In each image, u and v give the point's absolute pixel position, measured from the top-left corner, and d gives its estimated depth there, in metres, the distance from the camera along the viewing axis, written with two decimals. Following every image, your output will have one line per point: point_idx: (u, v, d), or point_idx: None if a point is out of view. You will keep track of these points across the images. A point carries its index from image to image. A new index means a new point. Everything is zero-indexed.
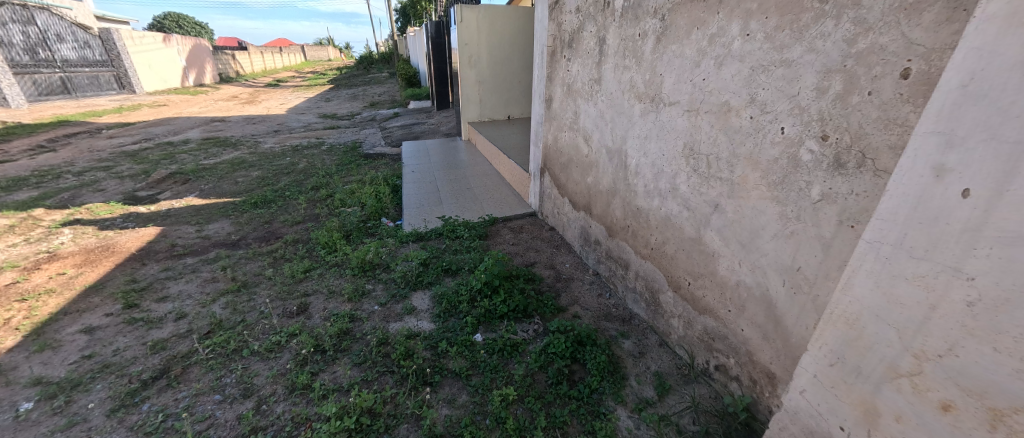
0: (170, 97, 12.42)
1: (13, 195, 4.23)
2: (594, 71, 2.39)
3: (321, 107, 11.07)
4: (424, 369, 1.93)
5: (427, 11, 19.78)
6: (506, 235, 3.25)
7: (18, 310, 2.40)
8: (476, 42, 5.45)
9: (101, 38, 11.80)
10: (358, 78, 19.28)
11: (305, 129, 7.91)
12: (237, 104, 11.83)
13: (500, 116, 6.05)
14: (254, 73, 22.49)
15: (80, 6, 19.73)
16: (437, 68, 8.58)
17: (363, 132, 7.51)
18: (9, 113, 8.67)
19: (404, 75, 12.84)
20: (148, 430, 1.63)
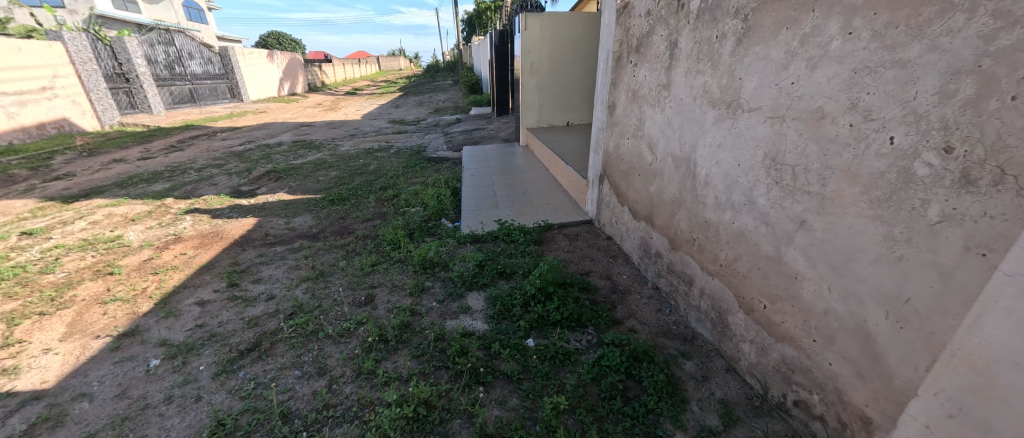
0: (269, 105, 14.07)
1: (151, 186, 5.06)
2: (663, 77, 2.30)
3: (392, 113, 11.87)
4: (478, 368, 1.97)
5: (491, 20, 20.42)
6: (561, 241, 3.22)
7: (152, 281, 2.86)
8: (540, 50, 5.47)
9: (220, 55, 13.74)
10: (426, 86, 20.44)
11: (377, 134, 8.51)
12: (321, 110, 13.07)
13: (559, 121, 6.04)
14: (337, 82, 24.83)
15: (206, 29, 23.27)
16: (499, 76, 8.79)
17: (428, 137, 7.90)
18: (152, 118, 10.41)
19: (467, 82, 13.36)
20: (243, 395, 1.85)
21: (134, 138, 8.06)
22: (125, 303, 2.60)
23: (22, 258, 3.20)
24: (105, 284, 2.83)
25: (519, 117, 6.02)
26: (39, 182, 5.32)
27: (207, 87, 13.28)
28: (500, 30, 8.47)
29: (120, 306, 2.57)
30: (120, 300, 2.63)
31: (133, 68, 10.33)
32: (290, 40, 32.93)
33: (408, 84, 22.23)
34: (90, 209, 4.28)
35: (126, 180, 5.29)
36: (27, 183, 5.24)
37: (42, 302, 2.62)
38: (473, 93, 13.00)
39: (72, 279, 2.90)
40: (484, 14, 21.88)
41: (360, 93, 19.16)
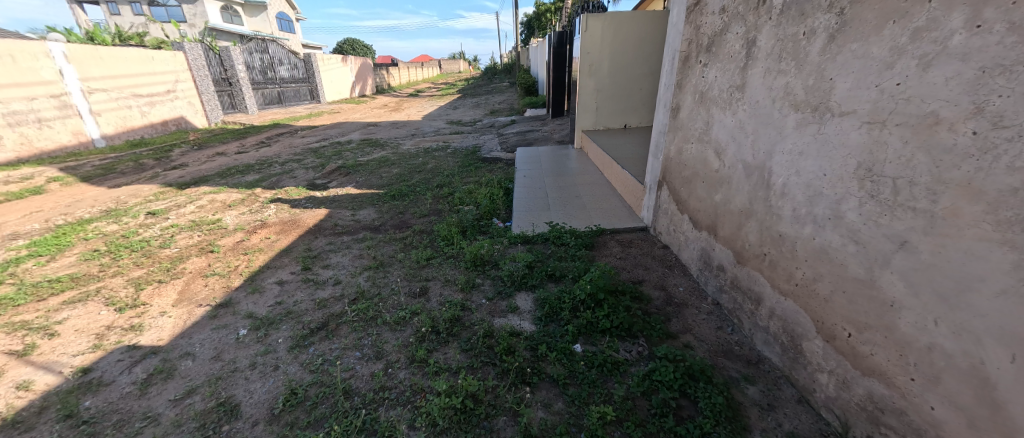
0: (340, 106, 15.20)
1: (244, 177, 5.69)
2: (736, 77, 2.14)
3: (451, 115, 12.29)
4: (524, 368, 1.98)
5: (550, 22, 20.42)
6: (614, 248, 3.12)
7: (242, 260, 3.22)
8: (601, 50, 5.35)
9: (304, 60, 15.13)
10: (484, 87, 20.95)
11: (435, 134, 8.84)
12: (387, 111, 13.91)
13: (616, 124, 5.87)
14: (402, 85, 26.25)
15: (293, 38, 25.78)
16: (555, 78, 8.74)
17: (484, 138, 8.07)
18: (247, 117, 11.72)
19: (524, 84, 13.46)
20: (312, 368, 2.03)
21: (232, 134, 9.12)
22: (221, 278, 2.96)
23: (147, 233, 3.77)
24: (207, 260, 3.24)
25: (574, 119, 5.94)
26: (160, 170, 6.22)
27: (292, 90, 14.69)
28: (559, 31, 8.42)
29: (218, 280, 2.94)
30: (218, 275, 3.00)
31: (235, 73, 11.72)
32: (363, 46, 35.39)
33: (467, 86, 22.88)
34: (198, 194, 4.92)
35: (225, 171, 6.00)
36: (152, 171, 6.15)
37: (160, 272, 3.07)
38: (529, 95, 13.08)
39: (183, 254, 3.36)
40: (543, 16, 21.95)
41: (421, 95, 20.03)
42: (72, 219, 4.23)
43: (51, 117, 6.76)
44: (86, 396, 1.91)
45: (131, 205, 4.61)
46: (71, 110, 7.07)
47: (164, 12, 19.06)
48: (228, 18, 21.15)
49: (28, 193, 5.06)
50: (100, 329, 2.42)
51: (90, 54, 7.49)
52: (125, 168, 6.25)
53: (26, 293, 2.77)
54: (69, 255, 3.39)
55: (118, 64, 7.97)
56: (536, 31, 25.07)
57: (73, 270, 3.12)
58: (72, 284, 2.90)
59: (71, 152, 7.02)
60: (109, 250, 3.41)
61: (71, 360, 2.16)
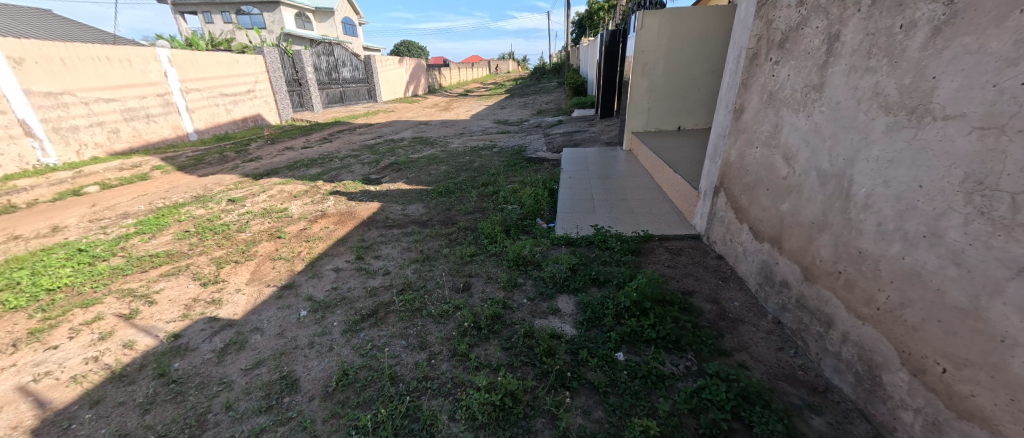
0: (395, 105, 15.87)
1: (308, 170, 6.11)
2: (813, 76, 1.95)
3: (498, 114, 12.39)
4: (565, 371, 1.93)
5: (602, 20, 19.90)
6: (662, 255, 2.97)
7: (305, 246, 3.46)
8: (657, 48, 5.11)
9: (364, 62, 15.97)
10: (532, 87, 20.92)
11: (482, 134, 8.96)
12: (438, 110, 14.32)
13: (669, 126, 5.61)
14: (452, 85, 26.94)
15: (355, 41, 27.36)
16: (606, 77, 8.51)
17: (530, 138, 8.05)
18: (312, 115, 12.59)
19: (573, 84, 13.26)
20: (362, 352, 2.13)
21: (300, 131, 9.84)
22: (286, 262, 3.19)
23: (228, 218, 4.17)
24: (275, 245, 3.52)
25: (625, 120, 5.75)
26: (239, 162, 6.85)
27: (353, 90, 15.56)
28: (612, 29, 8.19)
29: (284, 264, 3.17)
30: (284, 259, 3.25)
31: (304, 74, 12.63)
32: (417, 48, 36.82)
33: (516, 86, 22.97)
34: (269, 185, 5.35)
35: (293, 164, 6.48)
36: (233, 163, 6.79)
37: (237, 253, 3.37)
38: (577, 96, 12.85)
39: (255, 238, 3.67)
40: (595, 14, 21.46)
41: (470, 95, 20.41)
42: (169, 202, 4.78)
43: (156, 113, 7.69)
44: (175, 358, 2.14)
45: (216, 192, 5.12)
46: (172, 107, 8.01)
47: (248, 20, 20.97)
48: (301, 23, 22.82)
49: (136, 179, 5.78)
50: (188, 300, 2.70)
51: (190, 59, 8.44)
52: (212, 159, 6.96)
53: (133, 264, 3.17)
54: (166, 234, 3.83)
55: (210, 67, 8.90)
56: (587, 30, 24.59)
57: (169, 247, 3.52)
58: (168, 259, 3.28)
59: (170, 144, 7.94)
60: (197, 231, 3.81)
61: (165, 325, 2.43)
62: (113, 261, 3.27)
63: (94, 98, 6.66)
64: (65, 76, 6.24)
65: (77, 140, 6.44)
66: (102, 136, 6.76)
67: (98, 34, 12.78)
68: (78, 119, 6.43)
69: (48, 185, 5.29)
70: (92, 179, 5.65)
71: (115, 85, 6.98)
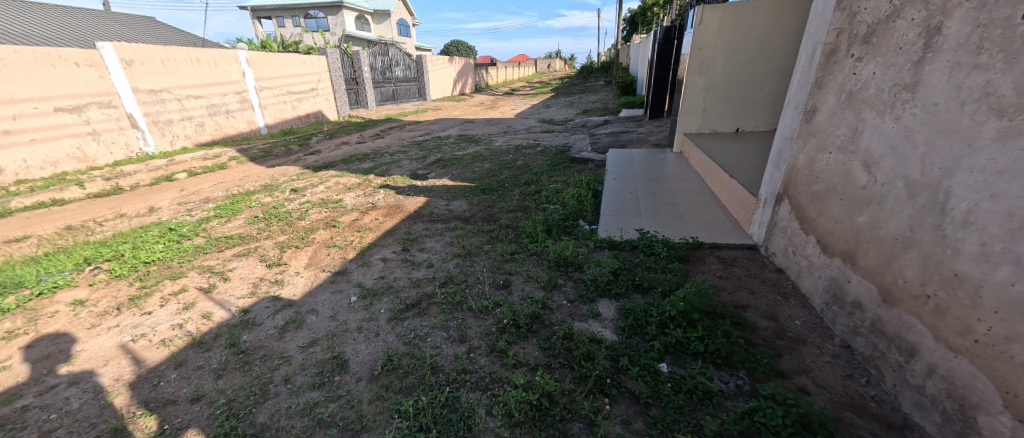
0: (443, 104, 16.32)
1: (361, 164, 6.45)
2: (905, 74, 1.74)
3: (543, 113, 12.34)
4: (604, 377, 1.89)
5: (656, 17, 19.13)
6: (713, 264, 2.81)
7: (356, 236, 3.66)
8: (716, 45, 4.84)
9: (416, 62, 16.56)
10: (579, 86, 20.59)
11: (526, 133, 8.95)
12: (484, 109, 14.53)
13: (726, 128, 5.27)
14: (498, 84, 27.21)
15: (408, 42, 28.43)
16: (659, 76, 8.18)
17: (573, 138, 7.92)
18: (367, 112, 13.27)
19: (621, 83, 12.88)
20: (406, 340, 2.21)
21: (356, 127, 10.43)
22: (339, 250, 3.40)
23: (291, 206, 4.51)
24: (331, 233, 3.75)
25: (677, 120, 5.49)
26: (302, 155, 7.39)
27: (405, 89, 16.19)
28: (667, 25, 7.85)
29: (337, 251, 3.38)
30: (338, 247, 3.46)
31: (361, 74, 13.35)
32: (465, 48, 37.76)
33: (561, 85, 22.73)
34: (326, 177, 5.72)
35: (348, 158, 6.88)
36: (296, 155, 7.33)
37: (297, 239, 3.64)
38: (624, 95, 12.46)
39: (313, 226, 3.94)
40: (648, 11, 20.67)
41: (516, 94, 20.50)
42: (242, 190, 5.26)
43: (234, 108, 8.50)
44: (244, 331, 2.35)
45: (281, 182, 5.56)
46: (248, 104, 8.81)
47: (314, 23, 22.60)
48: (360, 26, 24.09)
49: (216, 168, 6.42)
50: (256, 279, 2.97)
51: (266, 59, 9.23)
52: (279, 152, 7.57)
53: (212, 244, 3.53)
54: (239, 218, 4.22)
55: (281, 66, 9.67)
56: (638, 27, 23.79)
57: (241, 230, 3.87)
58: (240, 241, 3.61)
59: (245, 137, 8.73)
60: (265, 217, 4.16)
61: (236, 300, 2.69)
62: (196, 240, 3.66)
63: (186, 95, 7.48)
64: (163, 76, 7.07)
65: (171, 132, 7.26)
66: (191, 129, 7.59)
67: (190, 38, 14.34)
68: (173, 114, 7.26)
69: (147, 171, 6.02)
70: (181, 167, 6.35)
71: (202, 84, 7.80)
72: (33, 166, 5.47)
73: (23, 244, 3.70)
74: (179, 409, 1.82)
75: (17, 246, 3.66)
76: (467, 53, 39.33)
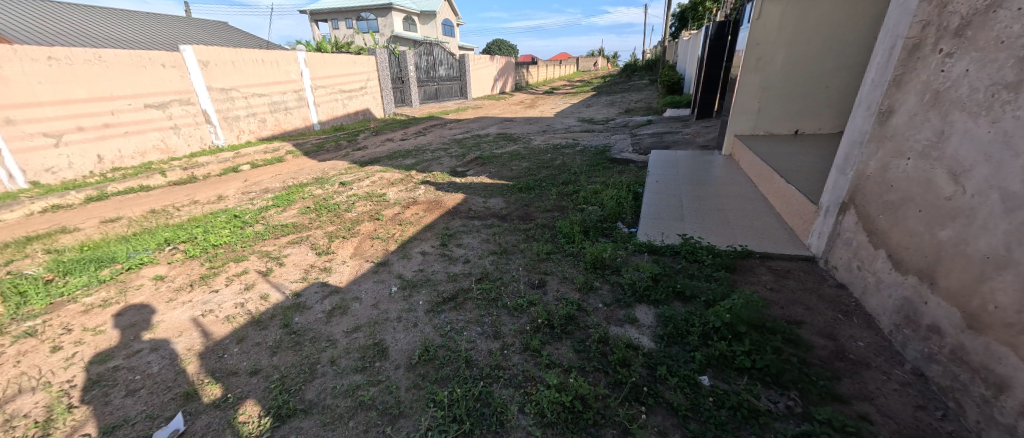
0: (483, 102, 16.51)
1: (403, 160, 6.67)
2: (1008, 72, 1.54)
3: (584, 113, 12.15)
4: (640, 385, 1.83)
5: (707, 13, 18.23)
6: (763, 274, 2.63)
7: (397, 229, 3.80)
8: (776, 41, 4.55)
9: (460, 61, 16.86)
10: (622, 85, 20.07)
11: (566, 132, 8.85)
12: (524, 108, 14.56)
13: (784, 130, 4.90)
14: (539, 83, 27.12)
15: (453, 41, 29.03)
16: (710, 74, 7.79)
17: (614, 138, 7.73)
18: (411, 110, 13.72)
19: (667, 82, 12.40)
20: (442, 332, 2.27)
21: (400, 124, 10.81)
22: (381, 241, 3.54)
23: (339, 199, 4.76)
24: (374, 225, 3.92)
25: (728, 121, 5.21)
26: (350, 150, 7.78)
27: (447, 87, 16.55)
28: (720, 20, 7.45)
29: (380, 243, 3.53)
30: (380, 239, 3.60)
31: (407, 73, 13.80)
32: (508, 47, 37.99)
33: (604, 84, 22.27)
34: (371, 171, 5.98)
35: (392, 154, 7.14)
36: (345, 151, 7.73)
37: (344, 230, 3.84)
38: (669, 94, 11.98)
39: (358, 218, 4.13)
40: (698, 6, 19.72)
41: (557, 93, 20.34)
42: (296, 182, 5.62)
43: (292, 106, 9.11)
44: (296, 313, 2.52)
45: (330, 175, 5.88)
46: (304, 101, 9.40)
47: (365, 25, 23.68)
48: (408, 27, 24.91)
49: (275, 161, 6.92)
50: (307, 265, 3.17)
51: (323, 59, 9.78)
52: (330, 147, 8.03)
53: (269, 231, 3.80)
54: (293, 208, 4.52)
55: (335, 66, 10.22)
56: (687, 23, 22.78)
57: (295, 220, 4.14)
58: (294, 229, 3.87)
59: (301, 132, 9.33)
60: (316, 208, 4.43)
61: (290, 284, 2.88)
62: (256, 227, 3.96)
63: (251, 93, 8.10)
64: (233, 75, 7.71)
65: (238, 127, 7.91)
66: (255, 125, 8.21)
67: (256, 41, 15.48)
68: (240, 111, 7.90)
69: (217, 163, 6.59)
70: (245, 159, 6.89)
71: (266, 83, 8.42)
72: (127, 155, 6.18)
73: (115, 224, 4.18)
74: (240, 380, 1.99)
75: (111, 226, 4.15)
76: (508, 52, 39.46)
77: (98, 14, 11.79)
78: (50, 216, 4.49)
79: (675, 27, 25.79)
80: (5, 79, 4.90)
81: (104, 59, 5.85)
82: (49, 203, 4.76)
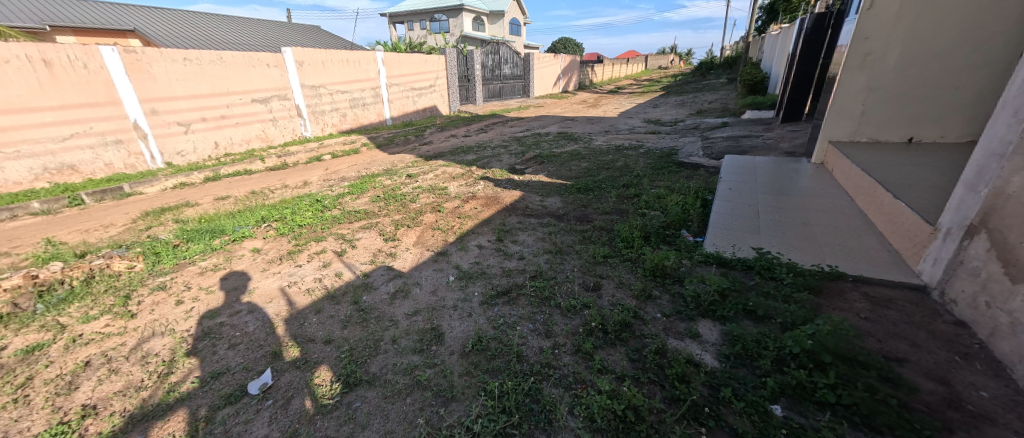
0: (547, 101, 16.46)
1: (464, 156, 6.89)
2: None
3: (651, 113, 11.60)
4: (700, 405, 1.72)
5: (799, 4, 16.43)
6: (856, 299, 2.32)
7: (456, 222, 3.93)
8: (891, 33, 3.95)
9: (526, 60, 16.97)
10: (694, 85, 18.86)
11: (630, 132, 8.51)
12: (587, 107, 14.28)
13: (894, 136, 4.24)
14: (604, 81, 26.45)
15: (519, 41, 29.30)
16: (802, 72, 7.01)
17: (684, 140, 7.29)
18: (476, 107, 14.11)
19: (748, 81, 11.38)
20: (495, 325, 2.32)
21: (464, 121, 11.18)
22: (441, 232, 3.70)
23: (405, 190, 5.03)
24: (436, 217, 4.10)
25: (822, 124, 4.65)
26: (417, 144, 8.22)
27: (511, 86, 16.74)
28: (819, 12, 6.67)
29: (440, 234, 3.68)
30: (440, 230, 3.76)
31: (474, 71, 14.20)
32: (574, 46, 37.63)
33: (674, 83, 21.09)
34: (434, 166, 6.26)
35: (455, 150, 7.40)
36: (413, 144, 8.18)
37: (408, 219, 4.06)
38: (750, 95, 11.00)
39: (421, 209, 4.35)
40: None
41: (623, 92, 19.65)
42: (368, 172, 6.07)
43: (369, 102, 9.83)
44: (364, 293, 2.73)
45: (398, 167, 6.25)
46: (379, 98, 10.09)
47: (437, 26, 24.75)
48: (477, 27, 25.61)
49: (353, 152, 7.53)
50: (375, 249, 3.41)
51: (398, 58, 10.42)
52: (400, 140, 8.55)
53: (345, 216, 4.15)
54: (365, 196, 4.88)
55: (408, 65, 10.83)
56: (777, 15, 20.72)
57: (366, 207, 4.47)
58: (365, 216, 4.18)
59: (375, 126, 10.04)
60: (384, 197, 4.74)
61: (360, 265, 3.13)
62: (334, 211, 4.34)
63: (336, 90, 8.86)
64: (322, 73, 8.50)
65: (324, 120, 8.71)
66: (337, 119, 8.99)
67: (342, 43, 16.93)
68: (326, 105, 8.70)
69: (305, 152, 7.31)
70: (328, 150, 7.57)
71: (349, 81, 9.16)
72: (237, 142, 7.13)
73: (225, 202, 4.84)
74: (316, 346, 2.20)
75: (221, 203, 4.80)
76: (575, 50, 38.78)
77: (219, 22, 13.64)
78: (179, 192, 5.32)
79: (761, 20, 23.58)
80: (153, 77, 5.92)
81: (225, 59, 6.81)
82: (178, 181, 5.62)
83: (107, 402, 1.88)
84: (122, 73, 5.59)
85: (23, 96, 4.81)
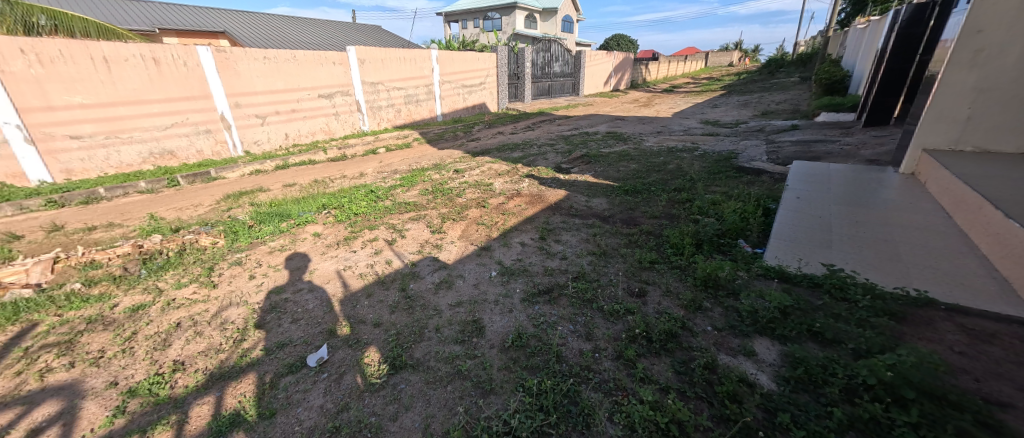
0: (597, 100, 16.13)
1: (511, 153, 6.93)
2: None
3: (708, 114, 10.97)
4: (753, 428, 1.61)
5: None
6: (947, 330, 2.04)
7: (500, 218, 3.98)
8: (1012, 27, 3.44)
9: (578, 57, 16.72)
10: (759, 84, 17.56)
11: (686, 134, 8.10)
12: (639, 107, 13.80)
13: (1009, 146, 3.68)
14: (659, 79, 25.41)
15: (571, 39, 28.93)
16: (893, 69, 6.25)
17: (745, 144, 6.82)
18: (525, 105, 14.14)
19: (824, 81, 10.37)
20: (535, 323, 2.32)
21: (512, 118, 11.26)
22: (485, 228, 3.76)
23: (452, 184, 5.17)
24: (481, 212, 4.17)
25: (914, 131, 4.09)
26: (466, 140, 8.41)
27: (562, 84, 16.58)
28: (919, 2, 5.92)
29: (483, 229, 3.74)
30: (484, 225, 3.82)
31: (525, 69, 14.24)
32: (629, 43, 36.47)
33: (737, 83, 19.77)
34: (480, 162, 6.37)
35: (501, 147, 7.48)
36: (461, 140, 8.39)
37: (454, 213, 4.17)
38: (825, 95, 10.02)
39: (466, 203, 4.45)
40: None
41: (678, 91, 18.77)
42: (418, 166, 6.30)
43: (422, 98, 10.19)
44: (412, 281, 2.85)
45: (447, 163, 6.43)
46: (432, 95, 10.44)
47: (491, 24, 25.05)
48: (530, 25, 25.61)
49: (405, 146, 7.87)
50: (422, 240, 3.54)
51: (451, 57, 10.70)
52: (450, 136, 8.79)
53: (396, 207, 4.34)
54: (415, 189, 5.08)
55: (461, 63, 11.09)
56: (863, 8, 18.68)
57: (415, 199, 4.65)
58: (414, 208, 4.35)
59: (427, 122, 10.40)
60: (432, 191, 4.90)
61: (408, 255, 3.26)
62: (386, 202, 4.56)
63: (393, 87, 9.29)
64: (381, 71, 8.94)
65: (380, 115, 9.17)
66: (392, 114, 9.42)
67: (400, 41, 17.67)
68: (383, 101, 9.15)
69: (363, 145, 7.75)
70: (383, 143, 7.97)
71: (406, 78, 9.56)
72: (305, 134, 7.72)
73: (291, 188, 5.25)
74: (367, 328, 2.34)
75: (288, 189, 5.22)
76: (628, 48, 37.55)
77: (293, 23, 14.80)
78: (255, 178, 5.86)
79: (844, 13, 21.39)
80: (238, 73, 6.55)
81: (298, 58, 7.37)
82: (254, 168, 6.18)
83: (193, 360, 2.13)
84: (213, 70, 6.25)
85: (137, 89, 5.54)
